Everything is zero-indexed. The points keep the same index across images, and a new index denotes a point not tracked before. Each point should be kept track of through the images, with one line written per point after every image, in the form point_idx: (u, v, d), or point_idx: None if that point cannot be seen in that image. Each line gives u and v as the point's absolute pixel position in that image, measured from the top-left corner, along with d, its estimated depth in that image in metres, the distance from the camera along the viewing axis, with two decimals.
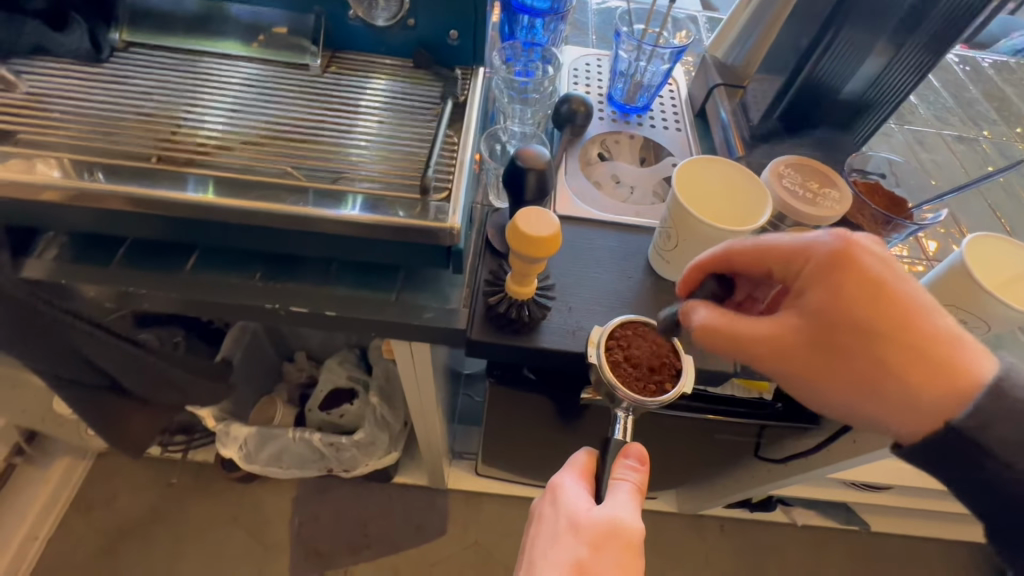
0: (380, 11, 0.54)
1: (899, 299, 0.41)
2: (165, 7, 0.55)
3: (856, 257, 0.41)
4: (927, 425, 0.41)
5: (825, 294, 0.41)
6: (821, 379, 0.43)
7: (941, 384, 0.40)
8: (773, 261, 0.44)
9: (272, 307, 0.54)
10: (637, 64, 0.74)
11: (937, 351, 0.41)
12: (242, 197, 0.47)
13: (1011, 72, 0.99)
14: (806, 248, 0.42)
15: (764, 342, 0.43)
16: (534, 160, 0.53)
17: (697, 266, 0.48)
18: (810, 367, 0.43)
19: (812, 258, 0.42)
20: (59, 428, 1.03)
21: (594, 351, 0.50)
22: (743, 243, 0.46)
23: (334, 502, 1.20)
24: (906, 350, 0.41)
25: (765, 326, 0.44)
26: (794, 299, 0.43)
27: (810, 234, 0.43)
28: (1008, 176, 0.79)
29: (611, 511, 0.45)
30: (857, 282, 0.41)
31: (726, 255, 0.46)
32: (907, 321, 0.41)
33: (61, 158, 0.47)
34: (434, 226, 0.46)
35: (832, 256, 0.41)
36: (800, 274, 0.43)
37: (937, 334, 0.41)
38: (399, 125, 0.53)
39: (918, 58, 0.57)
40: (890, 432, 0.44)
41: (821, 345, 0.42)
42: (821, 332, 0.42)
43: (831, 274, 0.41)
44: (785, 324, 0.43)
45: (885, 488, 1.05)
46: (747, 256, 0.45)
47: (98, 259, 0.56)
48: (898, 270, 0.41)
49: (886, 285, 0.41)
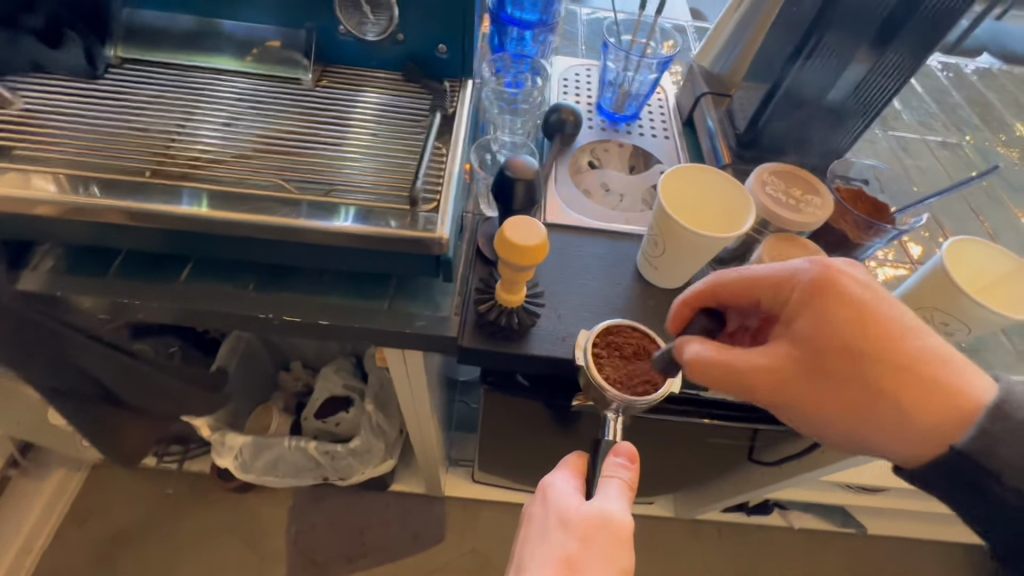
0: (370, 27, 0.55)
1: (888, 323, 0.42)
2: (159, 23, 0.56)
3: (840, 282, 0.43)
4: (926, 445, 0.42)
5: (815, 321, 0.42)
6: (818, 406, 0.44)
7: (936, 404, 0.41)
8: (761, 290, 0.45)
9: (266, 316, 0.55)
10: (625, 75, 0.76)
11: (928, 372, 0.42)
12: (233, 209, 0.48)
13: (992, 78, 1.01)
14: (791, 278, 0.44)
15: (759, 372, 0.44)
16: (522, 170, 0.55)
17: (687, 302, 0.49)
18: (805, 395, 0.44)
19: (798, 286, 0.43)
20: (53, 439, 1.03)
21: (582, 354, 0.51)
22: (729, 275, 0.47)
23: (330, 511, 1.20)
24: (897, 373, 0.42)
25: (759, 355, 0.44)
26: (786, 327, 0.45)
27: (793, 262, 0.45)
28: (990, 180, 0.81)
29: (600, 505, 0.45)
30: (844, 308, 0.42)
31: (713, 288, 0.47)
32: (895, 344, 0.42)
33: (56, 173, 0.48)
34: (425, 237, 0.47)
35: (817, 284, 0.43)
36: (789, 303, 0.44)
37: (925, 355, 0.42)
38: (389, 138, 0.54)
39: (900, 62, 0.59)
40: (891, 454, 0.44)
41: (816, 371, 0.43)
42: (815, 359, 0.43)
43: (818, 300, 0.42)
44: (778, 352, 0.44)
45: (880, 490, 1.06)
46: (735, 287, 0.47)
47: (93, 270, 0.57)
48: (880, 294, 0.43)
49: (873, 310, 0.42)
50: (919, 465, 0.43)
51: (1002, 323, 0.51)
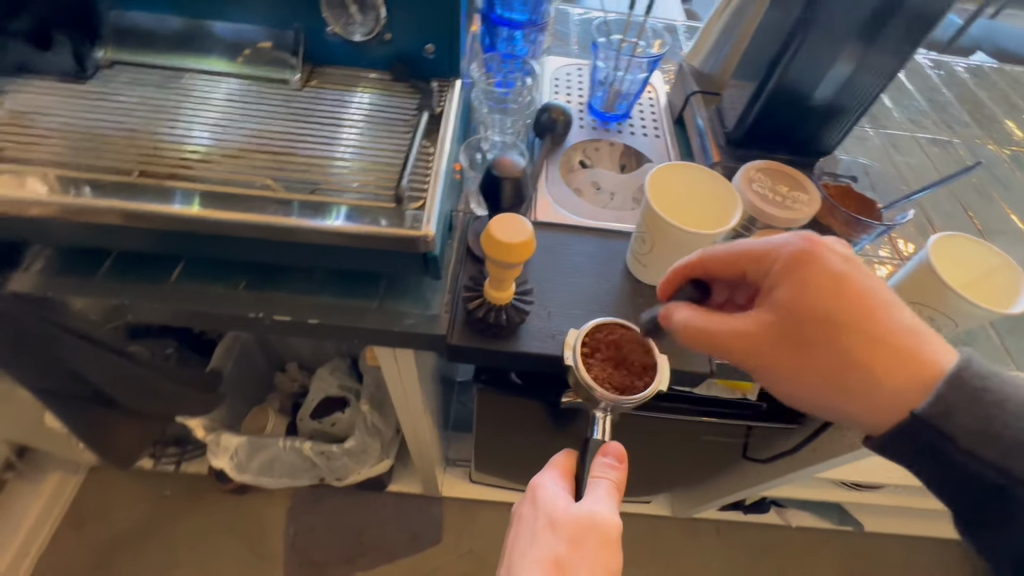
0: (357, 26, 0.56)
1: (863, 293, 0.43)
2: (149, 26, 0.56)
3: (818, 254, 0.43)
4: (895, 417, 0.42)
5: (793, 289, 0.43)
6: (791, 372, 0.45)
7: (905, 374, 0.42)
8: (745, 262, 0.46)
9: (256, 315, 0.55)
10: (615, 74, 0.76)
11: (899, 342, 0.42)
12: (223, 209, 0.48)
13: (983, 76, 1.01)
14: (774, 250, 0.45)
15: (736, 337, 0.45)
16: (509, 168, 0.58)
17: (677, 273, 0.50)
18: (779, 360, 0.45)
19: (779, 258, 0.44)
20: (49, 441, 1.03)
21: (570, 354, 0.51)
22: (717, 248, 0.48)
23: (327, 512, 1.20)
24: (870, 342, 0.42)
25: (740, 321, 0.45)
26: (766, 297, 0.45)
27: (777, 237, 0.45)
28: (980, 177, 0.81)
29: (589, 507, 0.45)
30: (820, 278, 0.43)
31: (701, 260, 0.48)
32: (870, 315, 0.42)
33: (47, 174, 0.48)
34: (411, 234, 0.47)
35: (796, 255, 0.43)
36: (770, 274, 0.45)
37: (898, 326, 0.43)
38: (377, 138, 0.54)
39: (884, 59, 0.62)
40: (860, 424, 0.44)
41: (792, 339, 0.44)
42: (791, 326, 0.44)
43: (797, 271, 0.43)
44: (756, 320, 0.45)
45: (876, 488, 1.06)
46: (721, 260, 0.47)
47: (84, 271, 0.57)
48: (860, 268, 0.43)
49: (850, 281, 0.43)
50: (886, 434, 0.43)
51: (988, 317, 0.51)
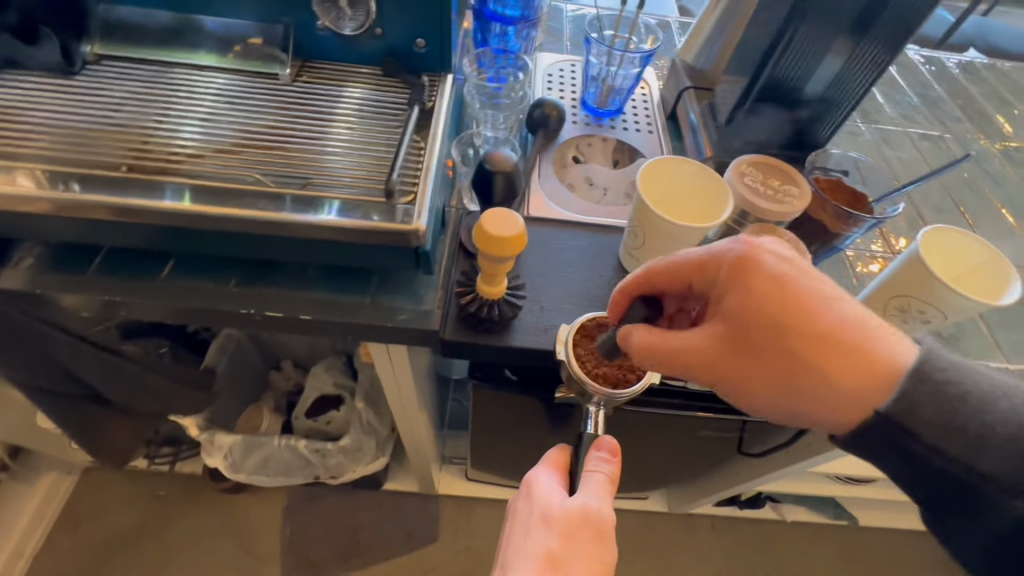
0: (347, 21, 0.55)
1: (806, 294, 0.42)
2: (137, 19, 0.56)
3: (759, 259, 0.42)
4: (850, 414, 0.42)
5: (739, 298, 0.42)
6: (748, 380, 0.44)
7: (855, 372, 0.41)
8: (691, 274, 0.46)
9: (248, 311, 0.55)
10: (608, 69, 0.75)
11: (849, 340, 0.41)
12: (214, 204, 0.48)
13: (974, 72, 1.02)
14: (715, 257, 0.44)
15: (688, 350, 0.44)
16: (502, 163, 0.57)
17: (626, 290, 0.49)
18: (734, 369, 0.44)
19: (721, 265, 0.43)
20: (41, 441, 1.02)
21: (563, 348, 0.52)
22: (663, 261, 0.47)
23: (321, 511, 1.19)
24: (819, 343, 0.41)
25: (691, 334, 0.45)
26: (716, 305, 0.44)
27: (719, 244, 0.44)
28: (970, 172, 0.81)
29: (582, 500, 0.45)
30: (765, 284, 0.42)
31: (647, 276, 0.48)
32: (815, 316, 0.42)
33: (36, 170, 0.48)
34: (402, 228, 0.47)
35: (738, 262, 0.42)
36: (715, 282, 0.44)
37: (844, 323, 0.42)
38: (367, 132, 0.54)
39: (875, 53, 0.61)
40: (821, 423, 0.44)
41: (743, 347, 0.43)
42: (742, 336, 0.43)
43: (741, 278, 0.42)
44: (707, 331, 0.44)
45: (869, 482, 1.07)
46: (669, 274, 0.47)
47: (74, 267, 0.56)
48: (800, 267, 0.43)
49: (794, 282, 0.42)
50: (846, 432, 0.43)
51: (978, 310, 0.51)
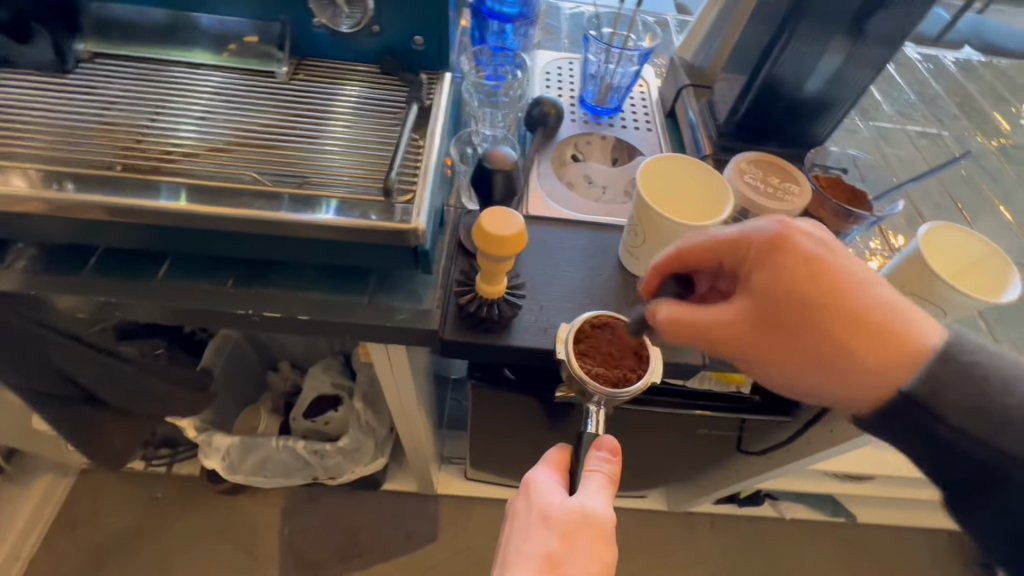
0: (344, 18, 0.55)
1: (838, 273, 0.41)
2: (130, 17, 0.55)
3: (790, 238, 0.42)
4: (878, 394, 0.41)
5: (770, 274, 0.42)
6: (778, 359, 0.44)
7: (887, 351, 0.40)
8: (720, 252, 0.46)
9: (245, 311, 0.54)
10: (607, 67, 0.76)
11: (881, 322, 0.41)
12: (210, 203, 0.47)
13: (971, 70, 1.02)
14: (747, 236, 0.44)
15: (715, 327, 0.44)
16: (501, 162, 0.57)
17: (657, 269, 0.49)
18: (762, 348, 0.44)
19: (752, 243, 0.43)
20: (36, 444, 1.01)
21: (563, 347, 0.52)
22: (693, 239, 0.47)
23: (320, 512, 1.19)
24: (850, 322, 0.41)
25: (720, 311, 0.44)
26: (744, 283, 0.44)
27: (750, 223, 0.44)
28: (968, 169, 0.82)
29: (581, 501, 0.45)
30: (797, 262, 0.41)
31: (677, 254, 0.48)
32: (848, 295, 0.41)
33: (28, 170, 0.47)
34: (400, 227, 0.47)
35: (769, 240, 0.42)
36: (746, 260, 0.44)
37: (878, 305, 0.41)
38: (365, 130, 0.53)
39: (872, 55, 0.62)
40: (847, 404, 0.43)
41: (772, 325, 0.43)
42: (773, 315, 0.42)
43: (771, 255, 0.42)
44: (736, 308, 0.44)
45: (867, 479, 1.07)
46: (699, 251, 0.47)
47: (68, 268, 0.56)
48: (833, 247, 0.42)
49: (826, 262, 0.41)
50: (869, 412, 0.42)
51: (977, 307, 0.51)
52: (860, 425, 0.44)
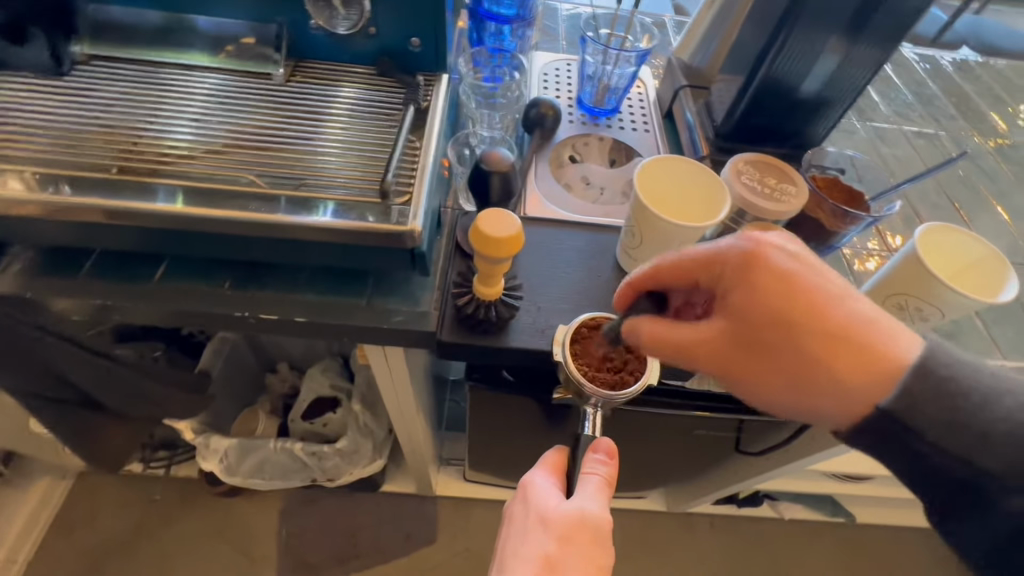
0: (341, 20, 0.55)
1: (813, 290, 0.41)
2: (127, 19, 0.55)
3: (764, 255, 0.42)
4: (857, 411, 0.41)
5: (743, 294, 0.42)
6: (756, 376, 0.44)
7: (865, 369, 0.40)
8: (695, 270, 0.45)
9: (242, 314, 0.54)
10: (603, 68, 0.75)
11: (857, 338, 0.41)
12: (206, 205, 0.47)
13: (969, 70, 1.02)
14: (722, 254, 0.43)
15: (693, 346, 0.44)
16: (498, 163, 0.57)
17: (631, 285, 0.49)
18: (740, 366, 0.44)
19: (726, 262, 0.43)
20: (33, 447, 1.01)
21: (560, 350, 0.51)
22: (668, 256, 0.47)
23: (319, 514, 1.19)
24: (826, 340, 0.41)
25: (697, 329, 0.44)
26: (720, 301, 0.44)
27: (724, 240, 0.44)
28: (965, 169, 0.82)
29: (578, 504, 0.45)
30: (771, 280, 0.41)
31: (653, 272, 0.47)
32: (824, 312, 0.41)
33: (23, 172, 0.47)
34: (397, 229, 0.47)
35: (743, 258, 0.42)
36: (721, 278, 0.44)
37: (855, 321, 0.41)
38: (361, 132, 0.53)
39: (870, 53, 0.62)
40: (828, 421, 0.43)
41: (749, 344, 0.43)
42: (748, 333, 0.42)
43: (746, 274, 0.42)
44: (712, 328, 0.44)
45: (866, 479, 1.07)
46: (672, 268, 0.46)
47: (64, 270, 0.56)
48: (808, 263, 0.42)
49: (800, 279, 0.41)
50: (851, 429, 0.42)
51: (975, 307, 0.51)
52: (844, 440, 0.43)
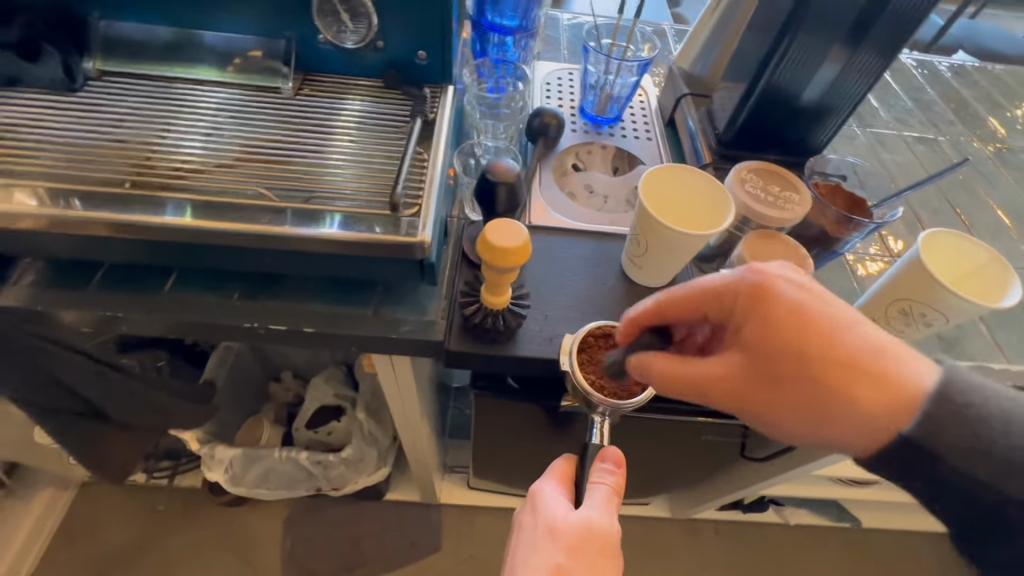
0: (349, 34, 0.55)
1: (823, 319, 0.42)
2: (138, 36, 0.56)
3: (773, 289, 0.43)
4: (875, 436, 0.42)
5: (757, 327, 0.43)
6: (774, 408, 0.44)
7: (879, 395, 0.41)
8: (703, 305, 0.46)
9: (250, 324, 0.55)
10: (606, 78, 0.76)
11: (870, 365, 0.41)
12: (218, 218, 0.48)
13: (967, 76, 1.03)
14: (731, 289, 0.44)
15: (709, 382, 0.45)
16: (503, 173, 0.58)
17: (635, 322, 0.48)
18: (758, 398, 0.44)
19: (737, 295, 0.44)
20: (38, 457, 1.01)
21: (568, 358, 0.52)
22: (673, 292, 0.47)
23: (323, 523, 1.18)
24: (839, 369, 0.41)
25: (711, 365, 0.45)
26: (731, 334, 0.45)
27: (731, 273, 0.45)
28: (965, 174, 0.82)
29: (587, 514, 0.45)
30: (783, 313, 0.42)
31: (659, 307, 0.47)
32: (835, 341, 0.42)
33: (37, 188, 0.47)
34: (406, 240, 0.47)
35: (754, 292, 0.43)
36: (731, 312, 0.44)
37: (865, 348, 0.42)
38: (370, 145, 0.54)
39: (868, 60, 0.62)
40: (847, 446, 0.44)
41: (765, 378, 0.43)
42: (764, 366, 0.43)
43: (758, 308, 0.42)
44: (726, 362, 0.44)
45: (872, 484, 1.07)
46: (681, 305, 0.46)
47: (74, 283, 0.56)
48: (815, 293, 0.43)
49: (809, 309, 0.42)
50: (873, 455, 0.43)
51: (980, 313, 0.52)
52: (865, 465, 0.44)
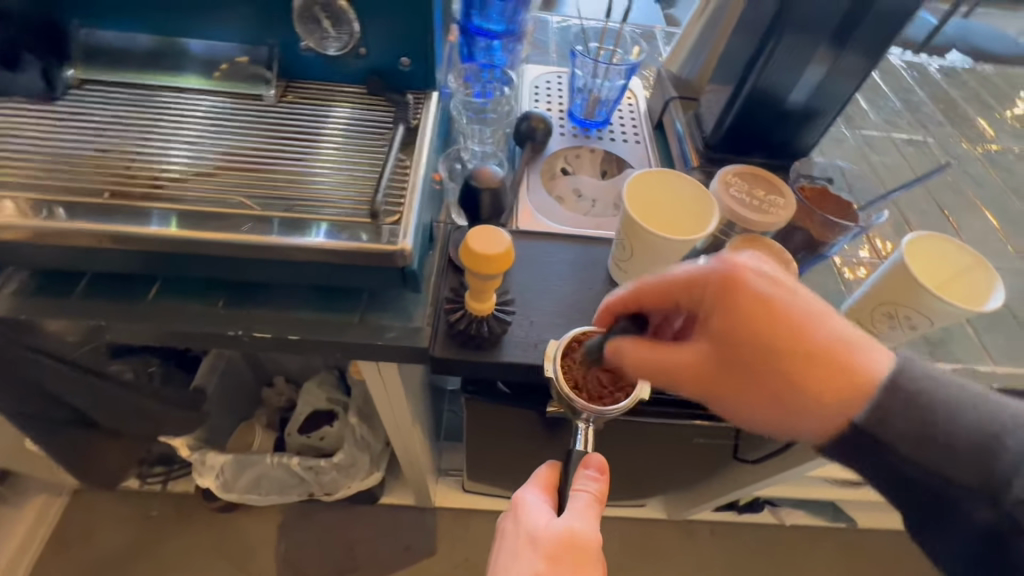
0: (331, 41, 0.55)
1: (792, 312, 0.41)
2: (119, 44, 0.55)
3: (744, 279, 0.42)
4: (838, 429, 0.42)
5: (725, 318, 0.42)
6: (741, 399, 0.44)
7: (845, 389, 0.41)
8: (676, 292, 0.45)
9: (235, 332, 0.54)
10: (594, 81, 0.76)
11: (837, 359, 0.41)
12: (200, 226, 0.48)
13: (956, 76, 1.03)
14: (701, 277, 0.43)
15: (677, 371, 0.44)
16: (488, 179, 0.58)
17: (614, 308, 0.49)
18: (725, 388, 0.44)
19: (707, 284, 0.43)
20: (28, 465, 1.00)
21: (551, 365, 0.51)
22: (650, 278, 0.47)
23: (317, 528, 1.18)
24: (806, 361, 0.41)
25: (679, 353, 0.44)
26: (701, 324, 0.44)
27: (702, 262, 0.44)
28: (953, 176, 0.82)
29: (568, 522, 0.45)
30: (752, 305, 0.41)
31: (635, 294, 0.48)
32: (804, 333, 0.41)
33: (16, 198, 0.47)
34: (387, 248, 0.47)
35: (724, 282, 0.42)
36: (702, 301, 0.44)
37: (835, 340, 0.41)
38: (352, 151, 0.54)
39: (853, 62, 0.63)
40: (811, 438, 0.43)
41: (732, 368, 0.43)
42: (731, 355, 0.42)
43: (727, 298, 0.42)
44: (695, 351, 0.44)
45: (866, 484, 1.07)
46: (654, 291, 0.47)
47: (58, 292, 0.56)
48: (787, 286, 0.42)
49: (780, 302, 0.41)
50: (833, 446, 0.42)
51: (963, 316, 0.52)
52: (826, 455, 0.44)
